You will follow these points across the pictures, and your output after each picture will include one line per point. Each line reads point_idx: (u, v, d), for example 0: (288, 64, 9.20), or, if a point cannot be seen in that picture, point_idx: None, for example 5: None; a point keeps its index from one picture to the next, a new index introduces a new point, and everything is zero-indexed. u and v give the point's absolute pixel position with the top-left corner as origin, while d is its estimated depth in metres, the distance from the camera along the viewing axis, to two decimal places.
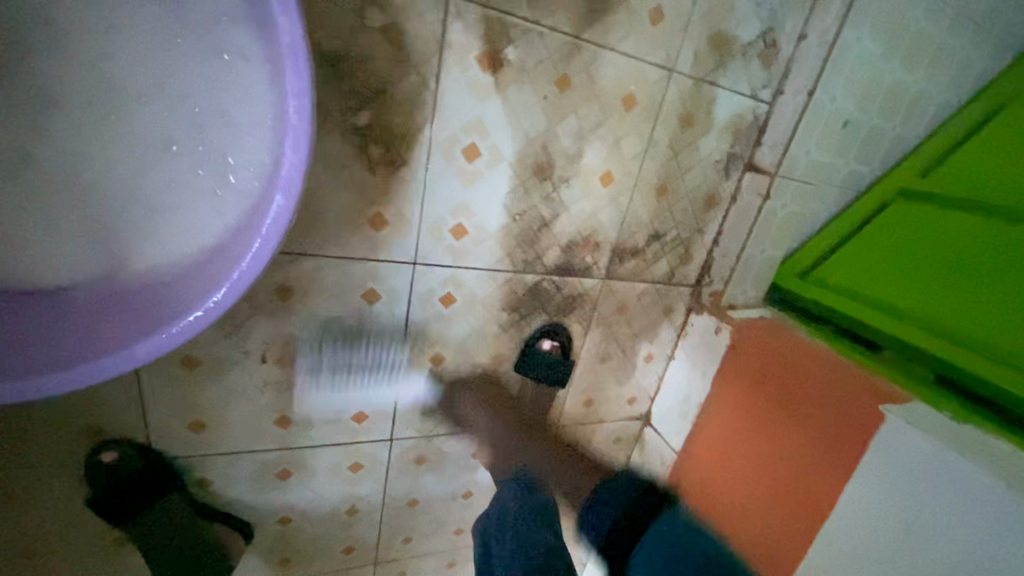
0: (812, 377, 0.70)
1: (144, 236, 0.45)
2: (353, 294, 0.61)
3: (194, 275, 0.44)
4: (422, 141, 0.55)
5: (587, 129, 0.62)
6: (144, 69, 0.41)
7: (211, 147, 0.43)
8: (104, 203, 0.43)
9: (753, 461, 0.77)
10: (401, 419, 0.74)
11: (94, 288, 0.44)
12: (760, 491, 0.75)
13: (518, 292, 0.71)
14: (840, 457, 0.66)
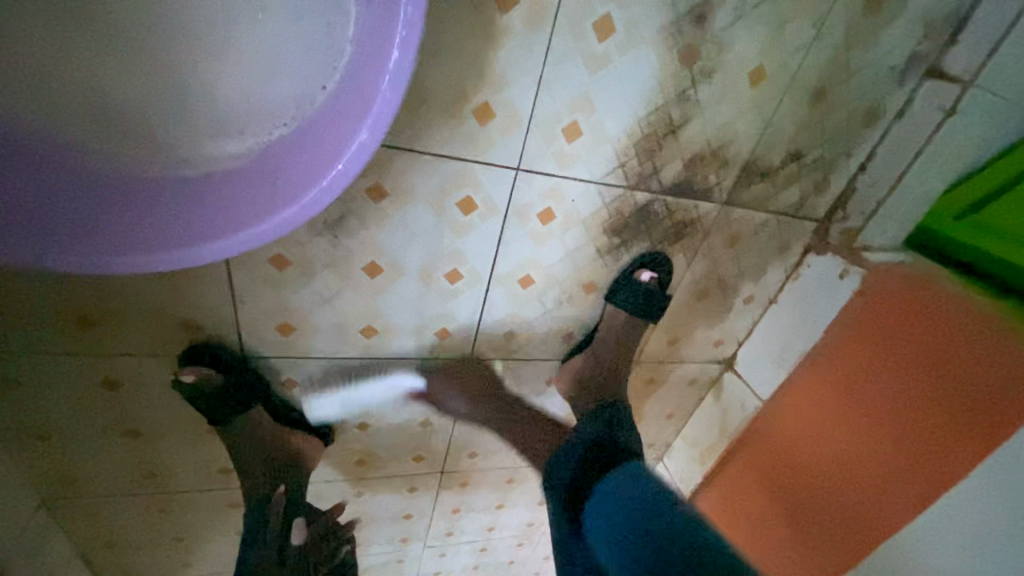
0: (954, 339, 0.61)
1: (199, 126, 0.37)
2: (449, 201, 0.54)
3: (266, 169, 0.38)
4: (550, 9, 0.45)
5: (749, 6, 0.49)
6: None
7: (288, 20, 0.36)
8: (144, 70, 0.35)
9: (856, 422, 0.71)
10: (482, 340, 0.70)
11: (146, 172, 0.37)
12: (853, 460, 0.70)
13: (624, 213, 0.62)
14: (979, 429, 0.58)
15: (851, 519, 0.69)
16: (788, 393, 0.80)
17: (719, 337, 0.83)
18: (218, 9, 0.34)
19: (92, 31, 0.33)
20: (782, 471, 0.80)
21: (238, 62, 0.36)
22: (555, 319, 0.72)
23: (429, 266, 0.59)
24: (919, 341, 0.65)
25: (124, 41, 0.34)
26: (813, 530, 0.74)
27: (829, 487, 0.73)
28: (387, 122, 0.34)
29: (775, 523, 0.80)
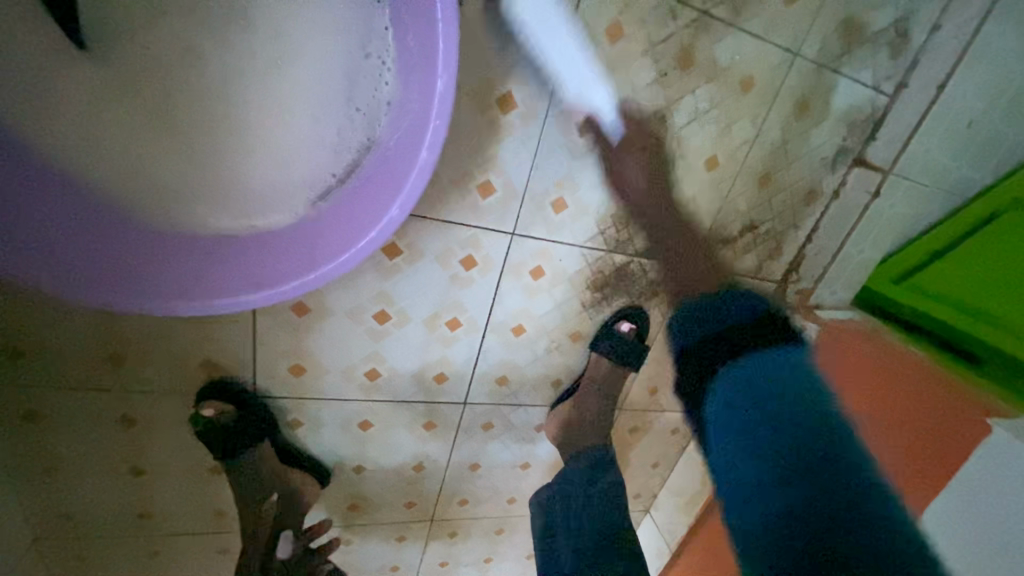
0: (894, 394, 0.69)
1: (256, 198, 0.46)
2: (453, 258, 0.63)
3: (306, 235, 0.47)
4: (540, 112, 0.56)
5: (700, 111, 0.61)
6: (285, 31, 0.42)
7: (336, 123, 0.46)
8: (219, 154, 0.44)
9: None
10: (476, 385, 0.76)
11: (207, 232, 0.45)
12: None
13: (606, 272, 0.71)
14: (931, 469, 0.63)
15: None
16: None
17: None
18: (284, 113, 0.44)
19: (186, 127, 0.43)
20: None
21: (297, 151, 0.46)
22: (545, 366, 0.78)
23: (432, 315, 0.67)
24: (873, 389, 0.71)
25: (208, 136, 0.44)
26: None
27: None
28: (410, 205, 0.44)
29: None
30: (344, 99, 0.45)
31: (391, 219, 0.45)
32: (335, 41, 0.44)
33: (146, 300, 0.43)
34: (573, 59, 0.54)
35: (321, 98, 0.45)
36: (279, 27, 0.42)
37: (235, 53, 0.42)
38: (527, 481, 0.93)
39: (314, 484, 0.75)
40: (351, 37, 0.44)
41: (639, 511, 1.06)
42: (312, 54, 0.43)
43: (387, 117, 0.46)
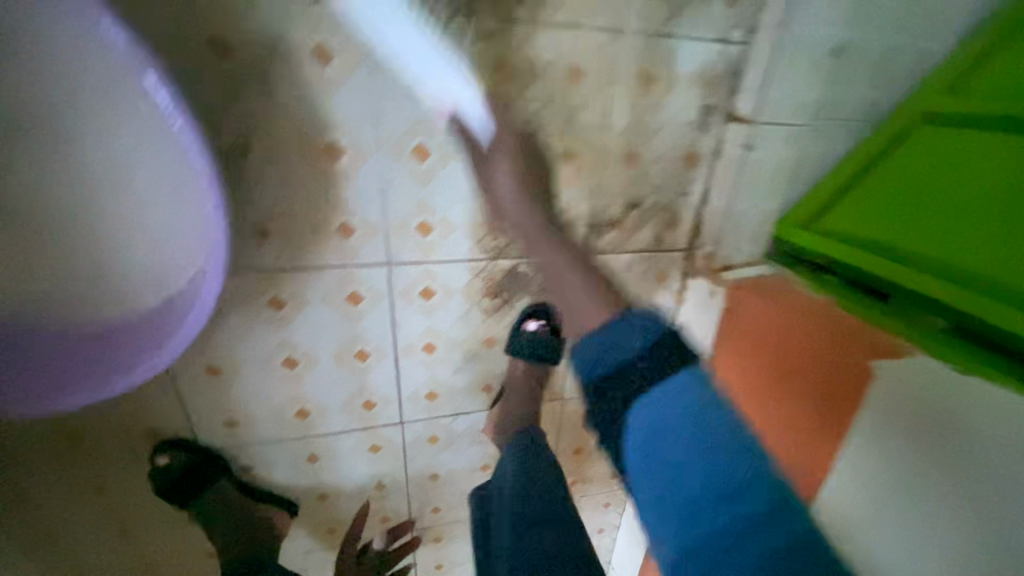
0: (795, 356, 0.67)
1: (120, 293, 0.55)
2: (339, 298, 0.67)
3: (159, 318, 0.55)
4: (370, 151, 0.59)
5: (535, 111, 0.62)
6: (82, 153, 0.48)
7: (157, 219, 0.52)
8: (78, 264, 0.53)
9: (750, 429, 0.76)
10: (407, 404, 0.80)
11: (85, 326, 0.55)
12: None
13: (497, 277, 0.73)
14: (826, 430, 0.64)
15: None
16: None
17: None
18: (116, 220, 0.52)
19: (39, 248, 0.52)
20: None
21: (138, 249, 0.53)
22: (469, 374, 0.81)
23: (339, 351, 0.71)
24: (781, 348, 0.70)
25: (63, 251, 0.52)
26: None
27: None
28: (216, 286, 0.49)
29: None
30: (154, 197, 0.51)
31: (207, 299, 0.51)
32: (123, 152, 0.48)
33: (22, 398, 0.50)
34: (386, 95, 0.56)
35: (137, 203, 0.51)
36: (76, 152, 0.48)
37: (55, 182, 0.49)
38: None
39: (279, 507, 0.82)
40: (131, 143, 0.48)
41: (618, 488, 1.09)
42: (115, 168, 0.49)
43: (188, 207, 0.50)
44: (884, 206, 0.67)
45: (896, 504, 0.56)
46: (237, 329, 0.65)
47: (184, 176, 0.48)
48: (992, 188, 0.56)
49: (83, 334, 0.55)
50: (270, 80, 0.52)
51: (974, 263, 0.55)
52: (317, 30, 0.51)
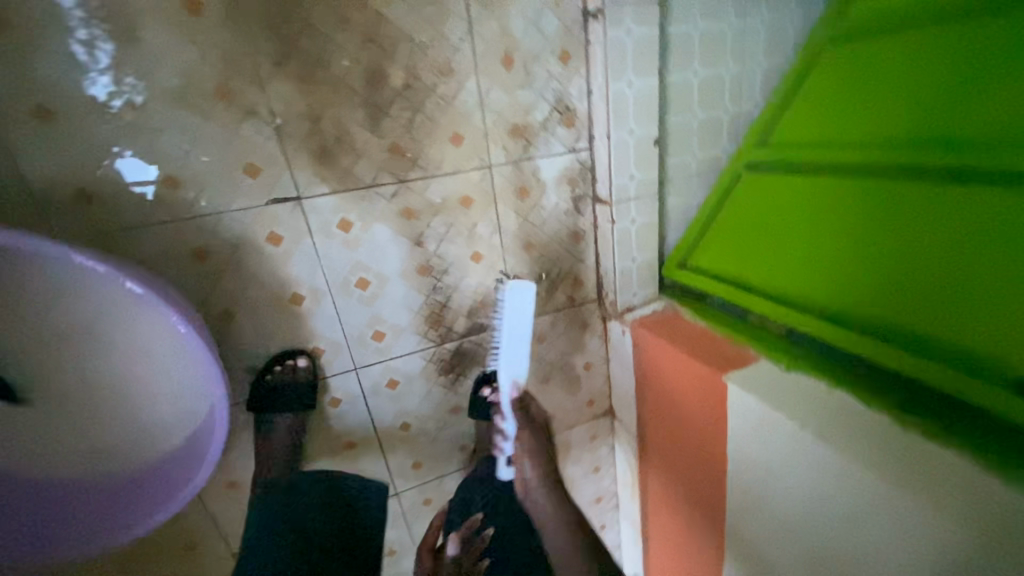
0: (685, 387, 0.83)
1: (150, 447, 0.71)
2: (322, 404, 0.84)
3: (181, 460, 0.70)
4: (324, 291, 0.78)
5: (443, 233, 0.82)
6: (116, 351, 0.67)
7: (171, 386, 0.70)
8: (117, 432, 0.70)
9: (675, 446, 0.91)
10: (398, 477, 0.95)
11: (127, 480, 0.70)
12: (684, 480, 0.91)
13: (447, 358, 0.90)
14: (718, 446, 0.79)
15: (702, 532, 0.89)
16: (645, 436, 1.01)
17: (585, 398, 1.07)
18: (141, 394, 0.69)
19: (90, 425, 0.69)
20: (669, 509, 1.00)
21: (160, 410, 0.71)
22: (445, 439, 0.97)
23: (333, 446, 0.87)
24: (674, 380, 0.85)
25: (106, 424, 0.70)
26: (699, 554, 0.92)
27: (690, 514, 0.92)
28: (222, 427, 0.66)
29: (679, 551, 0.99)
30: (167, 371, 0.69)
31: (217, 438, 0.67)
32: (143, 344, 0.67)
33: (99, 539, 0.67)
34: (329, 250, 0.76)
35: (156, 377, 0.69)
36: (111, 351, 0.67)
37: (98, 376, 0.68)
38: None
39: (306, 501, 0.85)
40: (148, 337, 0.66)
41: (606, 508, 1.22)
42: (138, 356, 0.68)
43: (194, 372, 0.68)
44: (742, 238, 0.84)
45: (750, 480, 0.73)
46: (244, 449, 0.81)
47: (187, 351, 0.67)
48: (820, 222, 0.72)
49: (127, 485, 0.70)
50: (243, 264, 0.73)
51: (790, 286, 0.75)
52: (271, 222, 0.72)
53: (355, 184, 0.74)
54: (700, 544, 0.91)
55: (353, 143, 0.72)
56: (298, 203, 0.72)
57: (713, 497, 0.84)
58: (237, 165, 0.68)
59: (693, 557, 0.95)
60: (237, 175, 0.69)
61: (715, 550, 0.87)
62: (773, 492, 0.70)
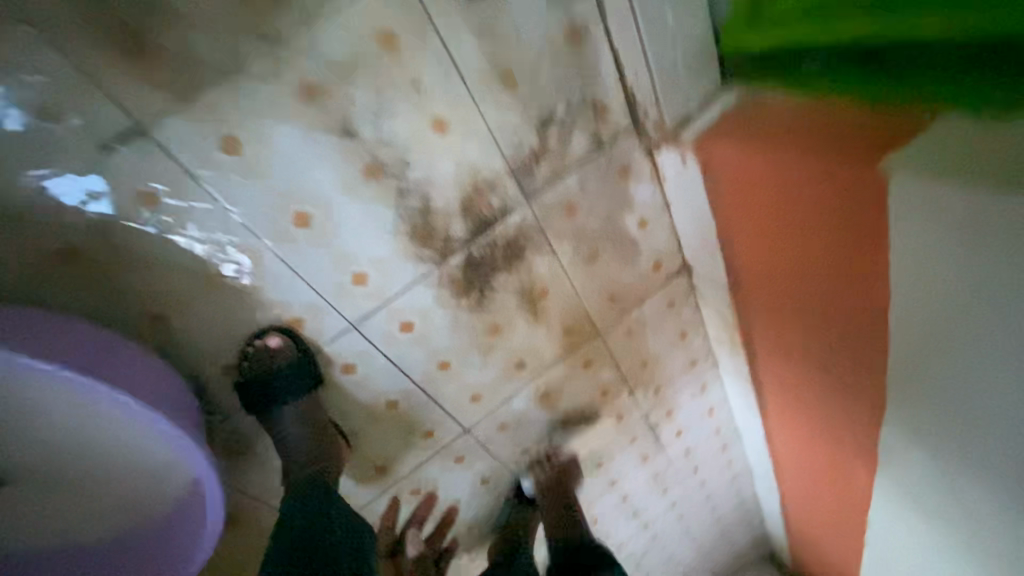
0: (794, 204, 0.58)
1: (134, 504, 0.56)
2: (336, 376, 0.68)
3: (177, 503, 0.56)
4: (261, 245, 0.56)
5: (377, 104, 0.54)
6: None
7: (98, 436, 0.51)
8: (89, 500, 0.55)
9: (784, 291, 0.69)
10: (460, 417, 0.83)
11: (131, 545, 0.57)
12: (814, 324, 0.68)
13: (459, 275, 0.68)
14: (868, 269, 0.55)
15: (842, 379, 0.70)
16: (743, 285, 0.77)
17: (649, 263, 0.83)
18: (75, 454, 0.52)
19: (51, 505, 0.54)
20: (792, 360, 0.79)
21: (113, 465, 0.54)
22: (497, 363, 0.80)
23: (372, 412, 0.74)
24: (774, 202, 0.60)
25: (69, 497, 0.55)
26: (846, 401, 0.73)
27: (827, 361, 0.71)
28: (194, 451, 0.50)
29: (812, 399, 0.81)
30: (78, 424, 0.50)
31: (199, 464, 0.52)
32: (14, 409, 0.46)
33: None
34: (232, 190, 0.53)
35: (73, 435, 0.50)
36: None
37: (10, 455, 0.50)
38: (579, 426, 0.99)
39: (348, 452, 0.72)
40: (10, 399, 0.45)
41: (703, 369, 1.06)
42: (28, 422, 0.48)
43: (109, 413, 0.49)
44: None
45: (935, 310, 0.51)
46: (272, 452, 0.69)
47: (77, 396, 0.47)
48: None
49: (133, 551, 0.57)
50: (140, 246, 0.53)
51: None
52: (131, 175, 0.49)
53: (210, 75, 0.47)
54: (848, 390, 0.71)
55: (167, 1, 0.44)
56: (147, 132, 0.48)
57: (860, 340, 0.63)
58: (29, 107, 0.44)
59: (836, 404, 0.75)
60: (38, 121, 0.45)
61: (874, 393, 0.66)
62: (994, 307, 0.45)
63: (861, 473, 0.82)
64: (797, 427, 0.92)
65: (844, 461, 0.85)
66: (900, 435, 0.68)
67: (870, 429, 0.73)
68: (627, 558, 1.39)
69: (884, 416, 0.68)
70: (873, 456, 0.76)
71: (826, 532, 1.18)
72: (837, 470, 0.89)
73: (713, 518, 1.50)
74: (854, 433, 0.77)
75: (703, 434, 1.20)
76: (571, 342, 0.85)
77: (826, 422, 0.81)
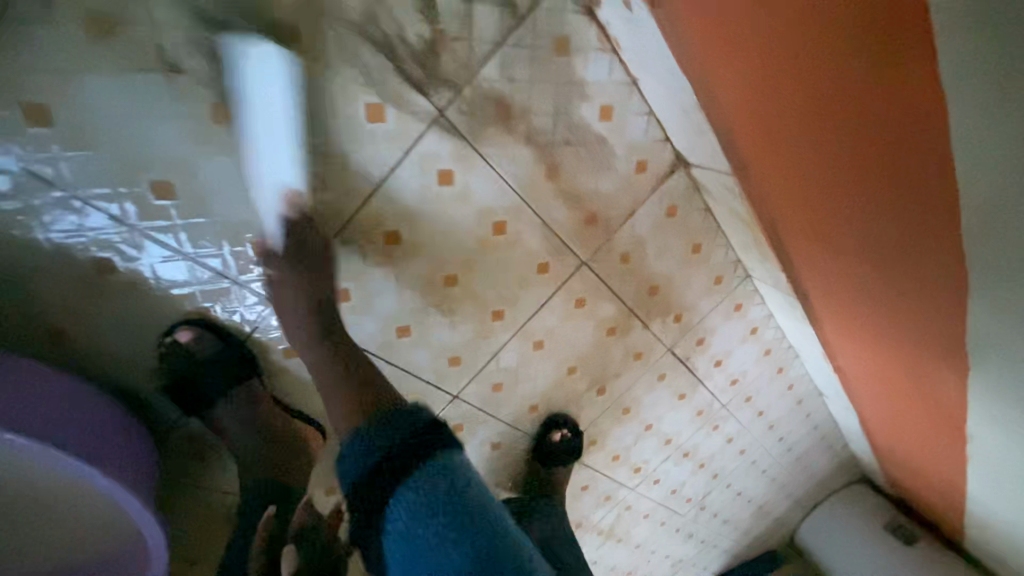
0: (792, 24, 0.39)
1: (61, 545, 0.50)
2: (278, 362, 0.61)
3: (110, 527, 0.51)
4: (133, 229, 0.50)
5: (201, 22, 0.44)
6: None
7: None
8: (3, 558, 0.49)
9: (803, 161, 0.50)
10: (443, 386, 0.73)
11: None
12: (846, 197, 0.50)
13: (382, 222, 0.57)
14: (905, 95, 0.36)
15: (914, 267, 0.50)
16: (749, 167, 0.59)
17: (629, 165, 0.66)
18: None
19: None
20: (832, 252, 0.60)
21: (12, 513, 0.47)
22: (467, 319, 0.69)
23: None
24: (764, 32, 0.41)
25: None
26: (910, 292, 0.54)
27: (874, 244, 0.52)
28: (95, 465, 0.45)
29: (867, 296, 0.62)
30: None
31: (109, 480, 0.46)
32: None
33: None
34: (76, 171, 0.46)
35: None
36: None
37: None
38: (591, 372, 0.87)
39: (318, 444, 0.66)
40: None
41: (733, 284, 0.88)
42: None
43: None
44: None
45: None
46: (226, 451, 0.63)
47: None
48: None
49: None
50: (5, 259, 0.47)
51: None
52: None
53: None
54: (909, 278, 0.52)
55: None
56: None
57: (916, 207, 0.43)
58: None
59: (897, 298, 0.57)
60: None
61: (944, 276, 0.48)
62: None
63: (949, 377, 0.63)
64: (858, 333, 0.74)
65: (924, 365, 0.66)
66: (992, 324, 0.49)
67: (949, 322, 0.54)
68: (687, 501, 1.29)
69: (964, 305, 0.49)
70: (960, 355, 0.57)
71: (921, 449, 0.98)
72: (918, 378, 0.70)
73: (783, 447, 1.33)
74: (929, 331, 0.58)
75: (750, 360, 1.03)
76: (552, 280, 0.72)
77: (891, 322, 0.63)
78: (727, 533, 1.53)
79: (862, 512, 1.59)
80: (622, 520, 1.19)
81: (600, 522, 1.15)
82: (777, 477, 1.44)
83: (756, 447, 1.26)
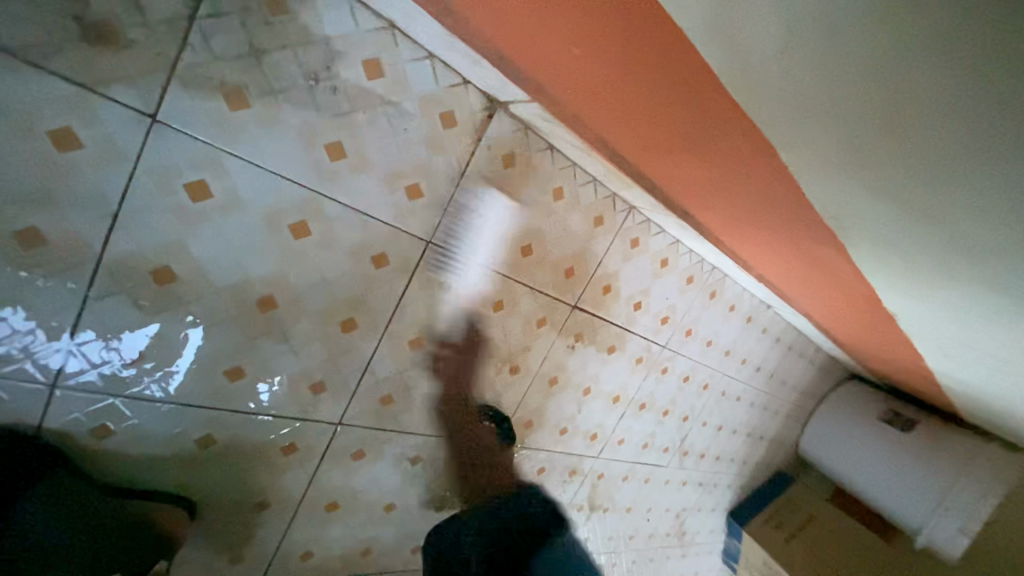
0: None
1: None
2: (94, 441, 0.54)
3: None
4: None
5: None
6: None
7: None
8: None
9: (568, 58, 0.44)
10: (316, 415, 0.66)
11: None
12: (623, 81, 0.43)
13: (146, 259, 0.49)
14: None
15: (722, 141, 0.44)
16: (541, 84, 0.51)
17: (429, 121, 0.58)
18: None
19: None
20: (665, 151, 0.53)
21: None
22: (310, 339, 0.61)
23: (188, 458, 0.60)
24: None
25: None
26: (741, 168, 0.47)
27: (681, 127, 0.45)
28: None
29: (722, 189, 0.55)
30: None
31: None
32: None
33: None
34: None
35: None
36: None
37: None
38: (495, 355, 0.79)
39: (184, 520, 0.60)
40: None
41: (620, 219, 0.80)
42: None
43: None
44: None
45: None
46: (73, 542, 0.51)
47: None
48: None
49: None
50: None
51: None
52: None
53: None
54: (731, 152, 0.45)
55: None
56: None
57: (668, 67, 0.37)
58: None
59: (741, 179, 0.49)
60: None
61: (750, 136, 0.41)
62: None
63: (834, 252, 0.56)
64: (745, 233, 0.66)
65: (810, 246, 0.58)
66: (825, 178, 0.41)
67: (793, 188, 0.46)
68: (667, 451, 1.23)
69: (787, 164, 0.42)
70: (825, 222, 0.50)
71: (869, 332, 0.92)
72: (817, 260, 0.63)
73: (750, 369, 1.27)
74: (785, 206, 0.51)
75: (674, 294, 0.95)
76: (396, 271, 0.63)
77: (757, 210, 0.55)
78: (725, 469, 1.48)
79: (858, 411, 1.53)
80: (599, 491, 1.13)
81: (576, 499, 1.09)
82: (756, 400, 1.39)
83: (720, 377, 1.20)
